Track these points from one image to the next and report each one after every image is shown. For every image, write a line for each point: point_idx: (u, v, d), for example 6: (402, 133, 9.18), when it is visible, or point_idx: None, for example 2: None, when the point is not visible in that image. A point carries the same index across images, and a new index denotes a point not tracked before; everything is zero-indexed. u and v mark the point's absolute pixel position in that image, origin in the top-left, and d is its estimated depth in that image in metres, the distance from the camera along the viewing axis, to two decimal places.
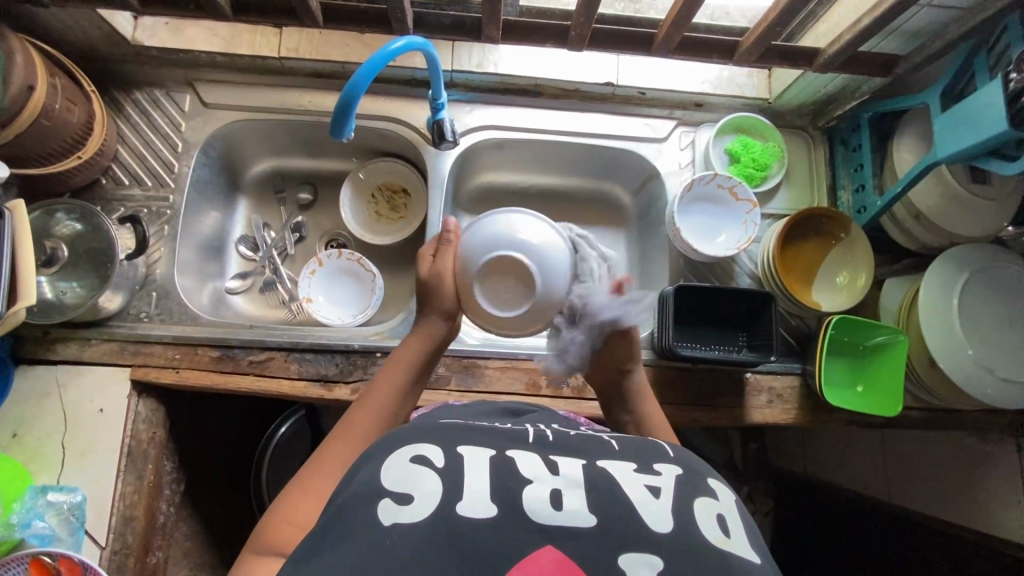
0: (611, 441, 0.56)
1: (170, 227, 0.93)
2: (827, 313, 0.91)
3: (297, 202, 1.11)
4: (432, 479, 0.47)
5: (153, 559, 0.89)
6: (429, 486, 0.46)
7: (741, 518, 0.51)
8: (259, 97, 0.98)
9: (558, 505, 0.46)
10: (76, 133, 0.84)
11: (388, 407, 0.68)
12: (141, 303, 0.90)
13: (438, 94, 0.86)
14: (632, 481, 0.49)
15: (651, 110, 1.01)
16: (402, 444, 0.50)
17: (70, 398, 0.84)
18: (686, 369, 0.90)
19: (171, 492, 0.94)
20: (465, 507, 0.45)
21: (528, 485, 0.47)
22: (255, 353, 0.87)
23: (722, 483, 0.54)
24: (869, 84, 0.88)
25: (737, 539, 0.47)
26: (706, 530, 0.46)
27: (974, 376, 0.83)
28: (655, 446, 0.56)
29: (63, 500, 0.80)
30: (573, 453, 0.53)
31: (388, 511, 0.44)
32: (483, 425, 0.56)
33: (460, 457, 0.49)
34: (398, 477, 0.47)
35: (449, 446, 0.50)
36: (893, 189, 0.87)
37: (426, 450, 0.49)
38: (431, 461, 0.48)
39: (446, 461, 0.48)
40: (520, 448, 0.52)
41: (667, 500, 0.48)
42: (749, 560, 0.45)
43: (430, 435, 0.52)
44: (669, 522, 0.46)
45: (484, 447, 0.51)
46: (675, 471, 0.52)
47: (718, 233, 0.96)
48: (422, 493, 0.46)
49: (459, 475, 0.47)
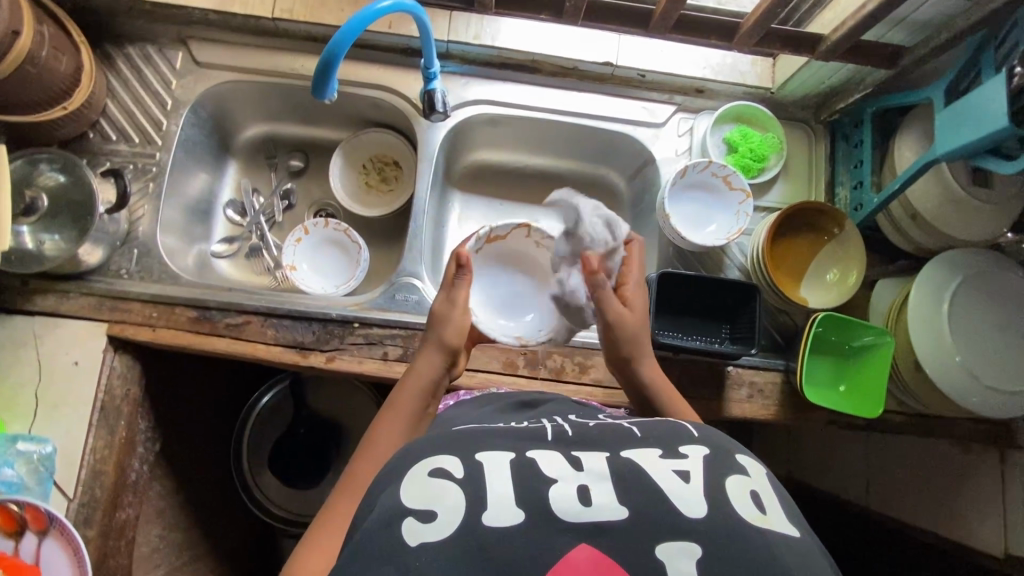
0: (631, 428, 0.58)
1: (155, 185, 0.92)
2: (814, 309, 0.89)
3: (288, 169, 1.10)
4: (452, 491, 0.49)
5: (122, 515, 0.90)
6: (453, 498, 0.48)
7: (775, 492, 0.52)
8: (252, 58, 0.96)
9: (587, 501, 0.48)
10: (63, 83, 0.82)
11: (403, 423, 0.68)
12: (122, 259, 0.89)
13: (430, 63, 0.84)
14: (661, 469, 0.51)
15: (650, 94, 0.98)
16: (422, 456, 0.53)
17: (47, 350, 0.84)
18: (666, 358, 0.89)
19: (144, 451, 0.94)
20: (490, 517, 0.47)
21: (554, 484, 0.49)
22: (232, 316, 0.87)
23: (751, 458, 0.56)
24: (876, 75, 0.87)
25: (773, 514, 0.49)
26: (741, 508, 0.48)
27: (959, 382, 0.81)
28: (679, 428, 0.58)
29: (34, 450, 0.80)
30: (593, 446, 0.55)
31: (411, 531, 0.46)
32: (503, 429, 0.58)
33: (480, 466, 0.51)
34: (420, 496, 0.48)
35: (467, 456, 0.52)
36: (890, 186, 0.85)
37: (445, 463, 0.51)
38: (449, 473, 0.50)
39: (465, 472, 0.50)
40: (540, 448, 0.54)
41: (698, 483, 0.50)
42: (787, 534, 0.48)
43: (448, 446, 0.54)
44: (703, 506, 0.48)
45: (504, 451, 0.53)
46: (701, 452, 0.54)
47: (709, 223, 0.94)
48: (445, 509, 0.47)
49: (481, 483, 0.49)
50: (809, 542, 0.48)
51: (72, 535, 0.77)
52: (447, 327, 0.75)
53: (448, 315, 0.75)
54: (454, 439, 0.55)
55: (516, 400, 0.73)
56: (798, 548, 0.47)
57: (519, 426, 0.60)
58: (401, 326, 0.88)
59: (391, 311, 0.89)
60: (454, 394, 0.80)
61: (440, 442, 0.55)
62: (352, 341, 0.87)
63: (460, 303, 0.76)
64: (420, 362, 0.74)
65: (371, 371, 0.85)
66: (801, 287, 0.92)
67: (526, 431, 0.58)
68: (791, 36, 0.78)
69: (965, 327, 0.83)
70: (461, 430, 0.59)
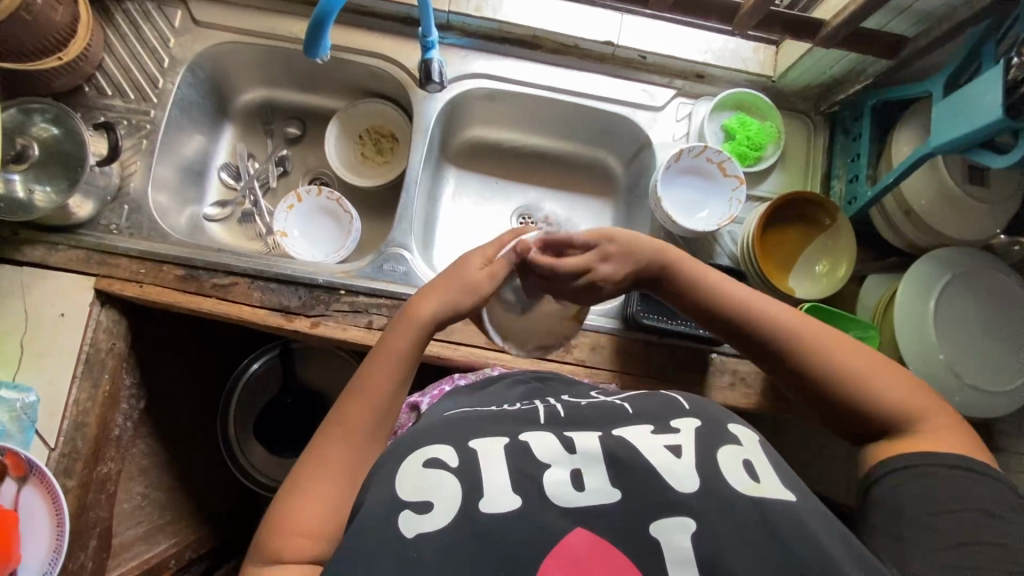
0: (623, 404, 0.59)
1: (148, 142, 0.92)
2: (801, 300, 0.89)
3: (284, 136, 1.10)
4: (448, 481, 0.50)
5: (103, 469, 0.90)
6: (446, 486, 0.49)
7: (769, 458, 0.53)
8: (251, 20, 0.96)
9: (580, 486, 0.49)
10: (58, 34, 0.82)
11: (398, 373, 0.64)
12: (112, 215, 0.89)
13: (428, 31, 0.83)
14: (653, 445, 0.52)
15: (650, 76, 0.97)
16: (415, 446, 0.53)
17: (34, 301, 0.84)
18: (650, 342, 0.90)
19: (129, 407, 0.95)
20: (488, 504, 0.48)
21: (548, 469, 0.50)
22: (220, 277, 0.87)
23: (743, 426, 0.56)
24: (875, 67, 0.86)
25: (766, 481, 0.50)
26: (733, 480, 0.49)
27: (943, 382, 0.81)
28: (670, 401, 0.59)
29: (17, 399, 0.81)
30: (587, 426, 0.56)
31: (409, 522, 0.47)
32: (494, 412, 0.59)
33: (473, 453, 0.52)
34: (413, 488, 0.49)
35: (460, 444, 0.53)
36: (885, 179, 0.84)
37: (438, 453, 0.52)
38: (444, 463, 0.51)
39: (460, 460, 0.51)
40: (533, 430, 0.55)
41: (690, 458, 0.51)
42: (781, 499, 0.48)
43: (440, 434, 0.54)
44: (695, 482, 0.49)
45: (496, 438, 0.54)
46: (692, 425, 0.55)
47: (701, 209, 0.93)
48: (441, 500, 0.48)
49: (475, 470, 0.50)
50: (804, 503, 0.49)
51: (51, 484, 0.78)
52: (460, 281, 0.69)
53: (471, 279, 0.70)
54: (446, 427, 0.56)
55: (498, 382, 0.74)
56: (797, 514, 0.48)
57: (510, 408, 0.61)
58: (386, 295, 0.88)
59: (377, 280, 0.89)
60: (452, 380, 0.80)
61: (437, 429, 0.55)
62: (337, 308, 0.87)
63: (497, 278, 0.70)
64: (420, 310, 0.68)
65: (354, 339, 0.85)
66: (790, 277, 0.91)
67: (516, 415, 0.58)
68: (793, 21, 0.77)
69: (952, 326, 0.83)
70: (452, 416, 0.59)
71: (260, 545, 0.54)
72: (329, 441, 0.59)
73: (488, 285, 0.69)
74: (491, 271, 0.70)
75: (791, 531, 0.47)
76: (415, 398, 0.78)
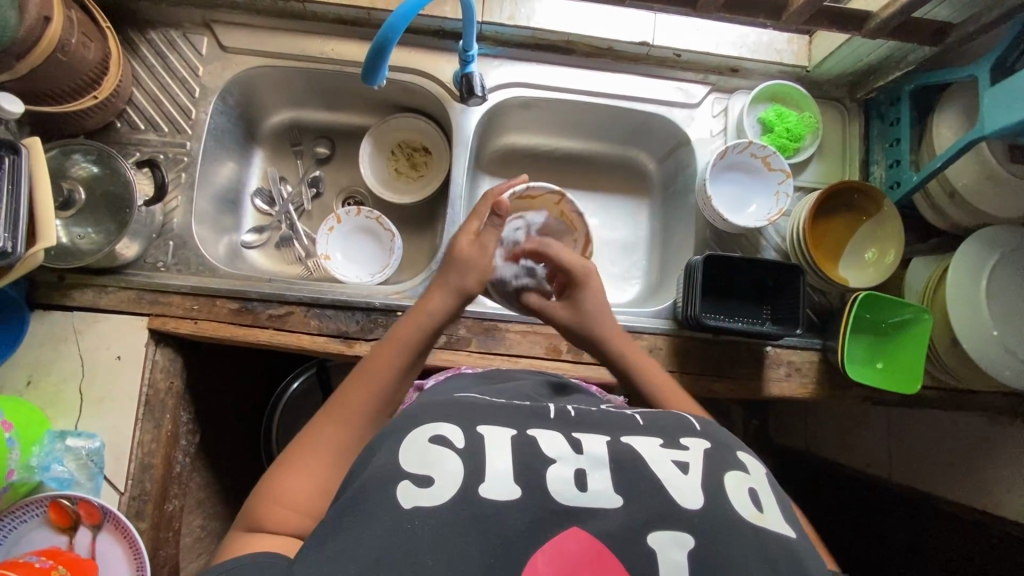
0: (633, 416, 0.57)
1: (187, 175, 0.90)
2: (854, 289, 0.90)
3: (314, 156, 1.09)
4: (452, 459, 0.48)
5: (170, 507, 0.89)
6: (449, 465, 0.48)
7: (772, 491, 0.52)
8: (282, 42, 0.94)
9: (583, 487, 0.47)
10: (90, 71, 0.81)
11: (403, 355, 0.66)
12: (159, 252, 0.87)
13: (469, 45, 0.82)
14: (660, 459, 0.50)
15: (684, 74, 0.97)
16: (426, 421, 0.52)
17: (88, 345, 0.83)
18: (707, 340, 0.90)
19: (187, 443, 0.94)
20: (486, 489, 0.46)
21: (552, 464, 0.49)
22: (275, 307, 0.86)
23: (752, 456, 0.55)
24: (918, 53, 0.86)
25: (769, 513, 0.49)
26: (738, 506, 0.48)
27: (997, 359, 0.82)
28: (679, 419, 0.57)
29: (81, 446, 0.80)
30: (596, 428, 0.54)
31: (407, 494, 0.46)
32: (503, 403, 0.57)
33: (480, 437, 0.50)
34: (418, 461, 0.48)
35: (467, 426, 0.51)
36: (931, 165, 0.85)
37: (445, 430, 0.50)
38: (448, 440, 0.50)
39: (466, 442, 0.50)
40: (540, 425, 0.53)
41: (697, 475, 0.49)
42: (780, 534, 0.48)
43: (450, 413, 0.53)
44: (699, 498, 0.47)
45: (506, 426, 0.52)
46: (701, 445, 0.53)
47: (749, 204, 0.94)
48: (442, 474, 0.47)
49: (481, 458, 0.48)
50: (802, 543, 0.48)
51: (127, 528, 0.77)
52: (464, 269, 0.73)
53: (471, 260, 0.74)
54: (456, 407, 0.54)
55: (510, 378, 0.74)
56: (794, 549, 0.47)
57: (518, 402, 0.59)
58: None
59: None
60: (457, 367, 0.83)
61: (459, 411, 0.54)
62: None
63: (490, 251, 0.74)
64: (429, 299, 0.71)
65: None
66: (839, 267, 0.93)
67: (529, 408, 0.57)
68: (839, 15, 0.78)
69: (1001, 303, 0.84)
70: (460, 399, 0.57)
71: (239, 511, 0.54)
72: (330, 416, 0.60)
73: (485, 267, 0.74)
74: (481, 245, 0.75)
75: (785, 565, 0.45)
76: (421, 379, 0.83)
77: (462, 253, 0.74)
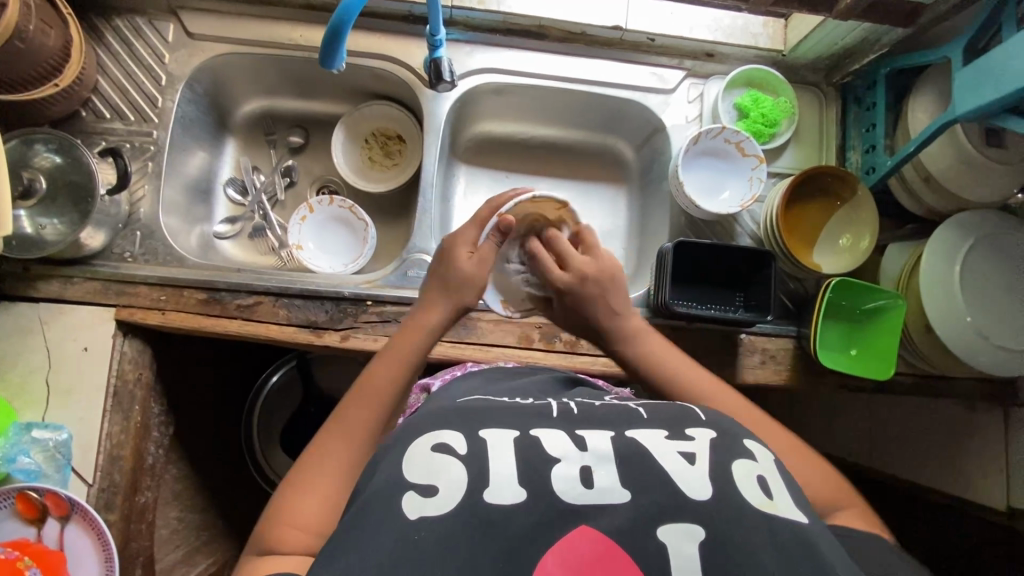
0: (638, 409, 0.57)
1: (153, 164, 0.89)
2: (827, 275, 0.90)
3: (287, 146, 1.08)
4: (456, 468, 0.48)
5: (142, 499, 0.89)
6: (453, 474, 0.47)
7: (781, 473, 0.51)
8: (249, 28, 0.93)
9: (589, 484, 0.47)
10: (51, 59, 0.79)
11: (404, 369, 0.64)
12: (126, 242, 0.87)
13: (436, 30, 0.81)
14: (665, 451, 0.50)
15: (659, 59, 0.96)
16: (425, 431, 0.51)
17: (55, 337, 0.82)
18: (680, 327, 0.90)
19: (159, 435, 0.94)
20: (491, 493, 0.46)
21: (556, 464, 0.48)
22: (243, 297, 0.85)
23: (758, 441, 0.54)
24: (891, 35, 0.85)
25: (780, 499, 0.48)
26: (749, 494, 0.47)
27: (968, 343, 0.82)
28: (684, 410, 0.56)
29: (49, 438, 0.79)
30: (598, 425, 0.54)
31: (411, 504, 0.46)
32: (508, 404, 0.57)
33: (482, 442, 0.50)
34: (421, 470, 0.48)
35: (471, 431, 0.51)
36: (904, 149, 0.84)
37: (447, 437, 0.50)
38: (452, 448, 0.49)
39: (468, 448, 0.49)
40: (545, 425, 0.53)
41: (703, 465, 0.49)
42: (794, 521, 0.47)
43: (450, 420, 0.53)
44: (707, 489, 0.47)
45: (508, 428, 0.52)
46: (707, 435, 0.53)
47: (722, 190, 0.93)
48: (446, 484, 0.47)
49: (483, 462, 0.48)
50: (818, 527, 0.47)
51: (94, 520, 0.77)
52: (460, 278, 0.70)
53: (469, 274, 0.69)
54: (458, 411, 0.54)
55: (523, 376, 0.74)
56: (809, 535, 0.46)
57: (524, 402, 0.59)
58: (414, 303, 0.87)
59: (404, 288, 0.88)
60: (464, 366, 0.82)
61: (450, 415, 0.54)
62: (366, 319, 0.86)
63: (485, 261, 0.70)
64: (426, 310, 0.69)
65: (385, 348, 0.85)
66: (813, 253, 0.92)
67: (530, 409, 0.56)
68: None
69: (974, 287, 0.83)
70: (464, 403, 0.57)
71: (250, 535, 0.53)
72: (331, 436, 0.58)
73: (481, 277, 0.70)
74: (478, 256, 0.70)
75: (804, 551, 0.44)
76: (427, 380, 0.82)
77: (457, 269, 0.69)
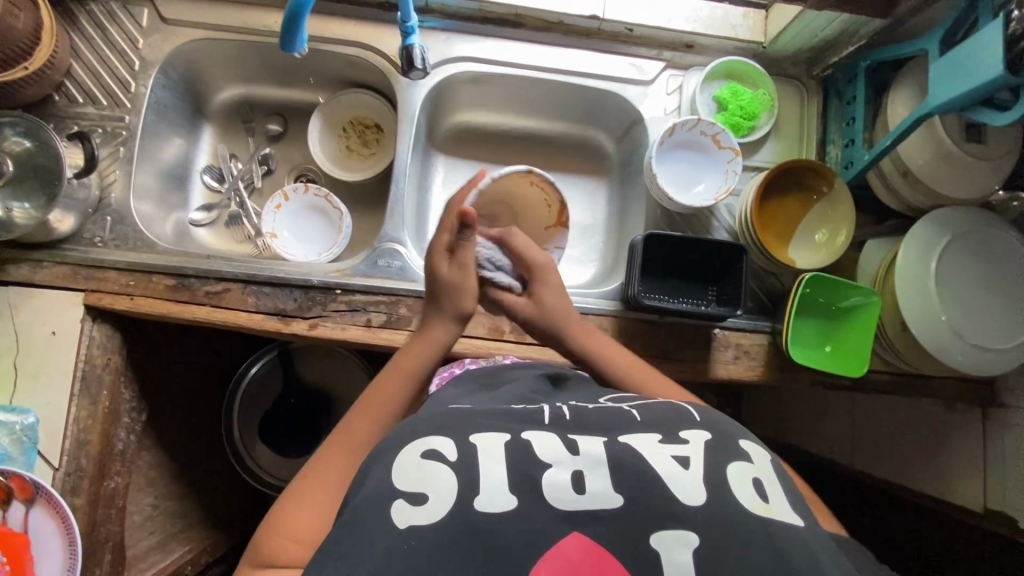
0: (630, 410, 0.56)
1: (125, 149, 0.89)
2: (802, 270, 0.88)
3: (265, 133, 1.07)
4: (447, 474, 0.47)
5: (110, 485, 0.89)
6: (443, 482, 0.47)
7: (775, 474, 0.52)
8: (224, 13, 0.92)
9: (581, 489, 0.47)
10: (21, 41, 0.79)
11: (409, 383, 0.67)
12: (96, 227, 0.87)
13: (407, 16, 0.81)
14: (659, 454, 0.49)
15: (638, 50, 0.95)
16: (416, 436, 0.50)
17: (23, 320, 0.82)
18: (652, 321, 0.89)
19: (130, 420, 0.94)
20: (483, 502, 0.46)
21: (549, 469, 0.48)
22: (211, 284, 0.85)
23: (754, 441, 0.54)
24: (867, 27, 0.83)
25: (775, 501, 0.48)
26: (743, 497, 0.47)
27: (943, 342, 0.80)
28: (680, 411, 0.55)
29: (15, 421, 0.80)
30: (590, 428, 0.52)
31: (401, 514, 0.45)
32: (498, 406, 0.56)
33: (472, 448, 0.49)
34: (410, 477, 0.47)
35: (460, 436, 0.50)
36: (881, 143, 0.82)
37: (436, 444, 0.49)
38: (443, 456, 0.48)
39: (458, 455, 0.48)
40: (536, 428, 0.51)
41: (697, 470, 0.48)
42: (789, 524, 0.47)
43: (441, 426, 0.51)
44: (702, 494, 0.47)
45: (500, 431, 0.50)
46: (702, 436, 0.52)
47: (697, 183, 0.92)
48: (435, 492, 0.46)
49: (474, 469, 0.47)
50: (812, 531, 0.47)
51: (59, 505, 0.77)
52: (457, 293, 0.72)
53: (461, 286, 0.72)
54: (449, 415, 0.53)
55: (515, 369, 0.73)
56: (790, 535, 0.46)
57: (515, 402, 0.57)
58: (384, 292, 0.87)
59: (374, 278, 0.88)
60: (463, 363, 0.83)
61: (433, 420, 0.52)
62: (335, 308, 0.86)
63: (470, 267, 0.73)
64: (430, 329, 0.72)
65: (355, 337, 0.85)
66: (788, 248, 0.91)
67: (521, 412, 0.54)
68: None
69: (949, 286, 0.82)
70: (454, 406, 0.56)
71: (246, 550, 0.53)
72: (332, 448, 0.60)
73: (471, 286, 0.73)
74: (457, 263, 0.73)
75: (785, 553, 0.44)
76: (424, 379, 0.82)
77: (442, 279, 0.73)
